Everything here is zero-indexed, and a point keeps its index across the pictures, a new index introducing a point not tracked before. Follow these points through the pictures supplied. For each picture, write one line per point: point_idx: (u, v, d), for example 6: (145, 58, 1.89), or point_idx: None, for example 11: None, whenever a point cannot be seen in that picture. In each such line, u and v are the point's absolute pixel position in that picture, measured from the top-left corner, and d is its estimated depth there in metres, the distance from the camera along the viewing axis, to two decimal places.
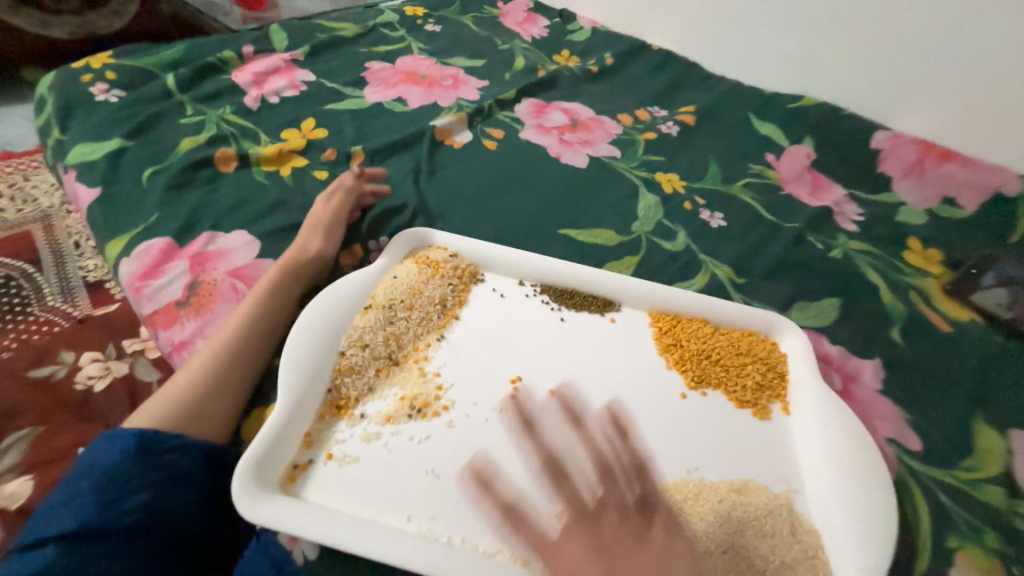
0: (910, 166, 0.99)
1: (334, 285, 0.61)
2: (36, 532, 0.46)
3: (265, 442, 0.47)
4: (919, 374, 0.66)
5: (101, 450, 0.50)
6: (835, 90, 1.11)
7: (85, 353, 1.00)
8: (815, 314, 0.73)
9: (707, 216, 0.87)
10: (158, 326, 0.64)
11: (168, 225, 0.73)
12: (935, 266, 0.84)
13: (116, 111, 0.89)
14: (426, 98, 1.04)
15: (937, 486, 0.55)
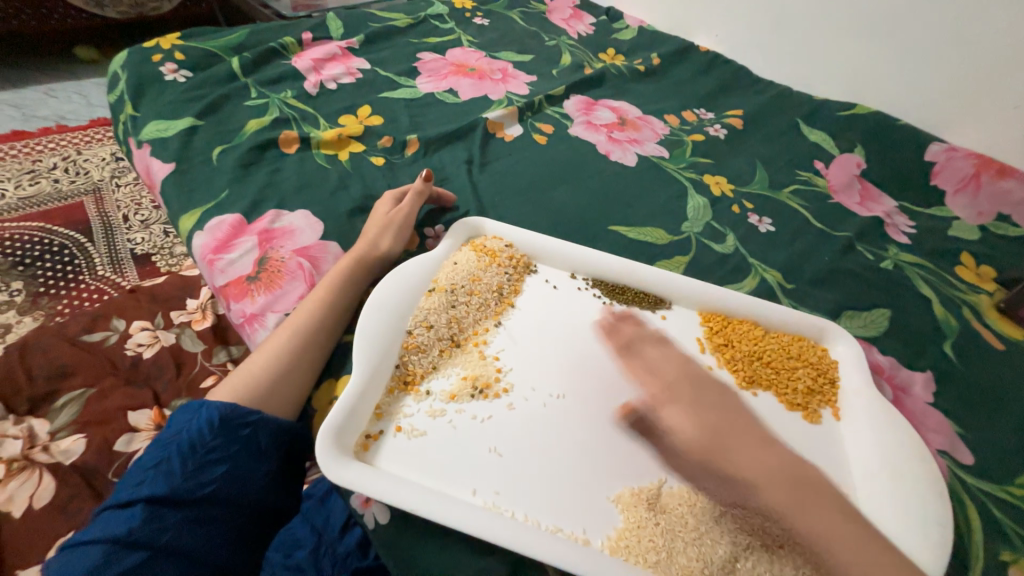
0: (965, 180, 0.97)
1: (401, 269, 0.64)
2: (125, 494, 0.49)
3: (344, 409, 0.50)
4: (971, 389, 0.66)
5: (187, 421, 0.54)
6: (889, 100, 1.09)
7: (135, 321, 1.02)
8: (864, 324, 0.73)
9: (755, 220, 0.87)
10: (229, 298, 0.67)
11: (238, 202, 0.76)
12: (989, 283, 0.83)
13: (184, 91, 0.93)
14: (477, 90, 1.05)
15: (990, 501, 0.55)
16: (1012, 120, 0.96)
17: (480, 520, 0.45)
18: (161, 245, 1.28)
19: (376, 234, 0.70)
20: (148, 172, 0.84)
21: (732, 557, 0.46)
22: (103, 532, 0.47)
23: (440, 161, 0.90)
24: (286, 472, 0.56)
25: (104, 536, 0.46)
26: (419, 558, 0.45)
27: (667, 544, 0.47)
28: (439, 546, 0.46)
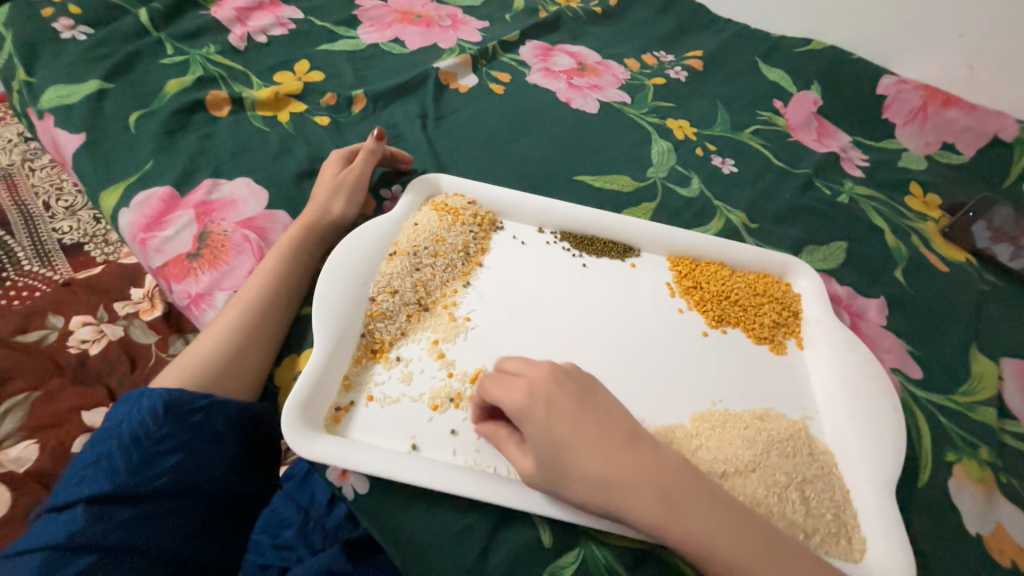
0: (914, 111, 0.99)
1: (357, 233, 0.60)
2: (64, 496, 0.45)
3: (308, 384, 0.48)
4: (920, 311, 0.70)
5: (128, 412, 0.49)
6: (844, 33, 1.08)
7: (75, 316, 0.93)
8: (824, 257, 0.75)
9: (718, 162, 0.87)
10: (170, 279, 0.61)
11: (167, 174, 0.69)
12: (935, 211, 0.87)
13: (87, 50, 0.81)
14: (425, 39, 0.97)
15: (937, 410, 0.59)
16: (957, 47, 0.97)
17: (461, 480, 0.45)
18: (91, 232, 1.16)
19: (327, 198, 0.64)
20: (55, 146, 0.74)
21: None
22: (42, 539, 0.43)
23: (391, 118, 0.83)
24: (249, 454, 0.53)
25: (44, 543, 0.42)
26: (404, 522, 0.44)
27: None
28: (423, 508, 0.45)
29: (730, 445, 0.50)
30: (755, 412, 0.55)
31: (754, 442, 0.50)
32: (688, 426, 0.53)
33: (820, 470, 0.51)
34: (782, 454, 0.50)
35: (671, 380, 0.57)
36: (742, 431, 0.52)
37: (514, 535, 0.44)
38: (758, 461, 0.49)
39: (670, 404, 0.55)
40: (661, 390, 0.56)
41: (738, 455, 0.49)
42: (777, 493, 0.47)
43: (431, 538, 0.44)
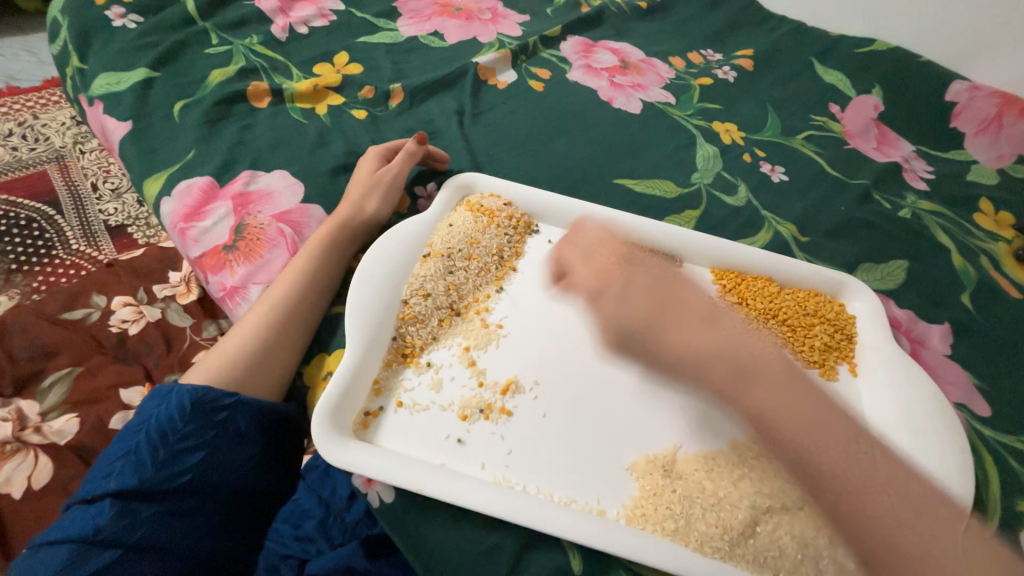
0: (987, 120, 0.91)
1: (391, 233, 0.59)
2: (92, 488, 0.46)
3: (339, 387, 0.47)
4: (989, 342, 0.64)
5: (157, 407, 0.50)
6: (911, 34, 1.00)
7: (117, 297, 0.96)
8: (881, 277, 0.70)
9: (767, 169, 0.82)
10: (206, 270, 0.62)
11: (208, 164, 0.69)
12: (1007, 230, 0.79)
13: (136, 38, 0.83)
14: (465, 33, 0.95)
15: (1006, 452, 0.54)
16: None
17: (489, 496, 0.43)
18: (135, 215, 1.19)
19: (361, 195, 0.63)
20: (104, 132, 0.76)
21: (752, 521, 0.44)
22: (69, 531, 0.43)
23: (428, 113, 0.82)
24: (273, 453, 0.53)
25: (72, 535, 0.43)
26: (428, 536, 0.43)
27: (684, 511, 0.45)
28: (449, 522, 0.44)
29: None
30: None
31: None
32: (730, 451, 0.49)
33: None
34: None
35: None
36: None
37: (541, 558, 0.43)
38: None
39: (714, 424, 0.50)
40: (703, 409, 0.51)
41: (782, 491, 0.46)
42: None
43: (456, 556, 0.42)
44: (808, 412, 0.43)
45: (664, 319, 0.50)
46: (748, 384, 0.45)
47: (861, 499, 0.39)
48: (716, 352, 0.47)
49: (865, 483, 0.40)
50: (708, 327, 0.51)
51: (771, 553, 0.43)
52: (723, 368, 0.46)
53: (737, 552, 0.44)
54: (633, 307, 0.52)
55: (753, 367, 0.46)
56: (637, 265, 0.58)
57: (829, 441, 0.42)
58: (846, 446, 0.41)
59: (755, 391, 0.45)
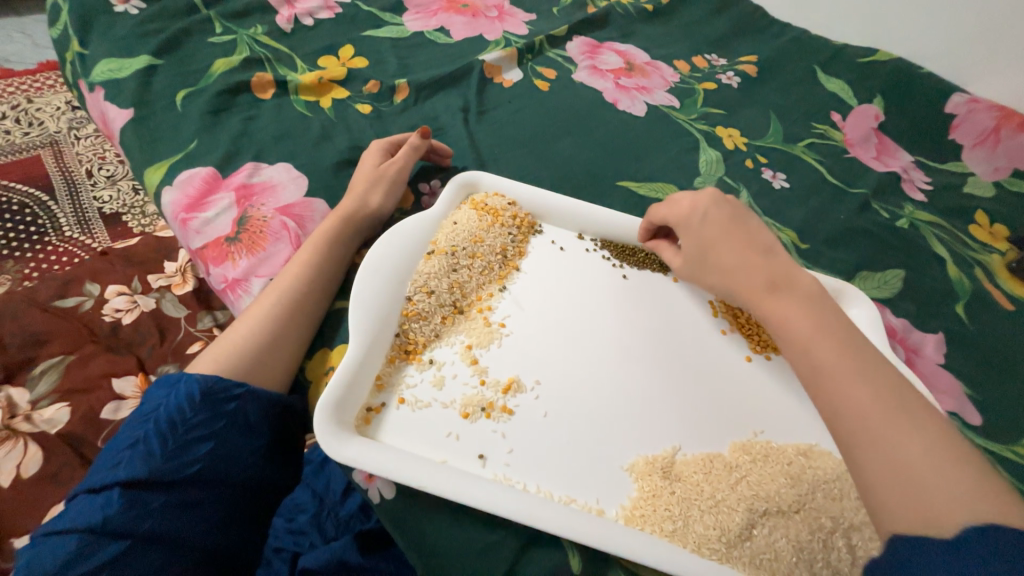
0: (984, 134, 0.92)
1: (396, 229, 0.59)
2: (98, 478, 0.45)
3: (342, 381, 0.47)
4: (982, 352, 0.65)
5: (165, 396, 0.49)
6: (913, 46, 1.01)
7: (111, 285, 0.95)
8: (878, 285, 0.71)
9: (769, 175, 0.83)
10: (208, 261, 0.61)
11: (211, 154, 0.68)
12: (1002, 243, 0.81)
13: (138, 25, 0.82)
14: (471, 29, 0.95)
15: (995, 461, 0.56)
16: None
17: (491, 493, 0.43)
18: (130, 203, 1.18)
19: (366, 190, 0.63)
20: (104, 119, 0.75)
21: (749, 524, 0.45)
22: (76, 521, 0.42)
23: (433, 110, 0.82)
24: (280, 446, 0.52)
25: (80, 524, 0.42)
26: (429, 533, 0.43)
27: (682, 512, 0.46)
28: (450, 520, 0.44)
29: (771, 482, 0.47)
30: (800, 447, 0.51)
31: (799, 481, 0.48)
32: (728, 456, 0.50)
33: None
34: (829, 497, 0.47)
35: (713, 406, 0.53)
36: (786, 468, 0.49)
37: (541, 557, 0.43)
38: (802, 502, 0.46)
39: (709, 431, 0.52)
40: (698, 415, 0.52)
41: (780, 494, 0.47)
42: (822, 538, 0.44)
43: (457, 553, 0.43)
44: (887, 384, 0.39)
45: (734, 254, 0.51)
46: (813, 342, 0.43)
47: (892, 463, 0.36)
48: (784, 305, 0.46)
49: (913, 459, 0.35)
50: (790, 283, 0.47)
51: (767, 556, 0.44)
52: (788, 320, 0.45)
53: (734, 554, 0.44)
54: (706, 242, 0.53)
55: (829, 325, 0.43)
56: (729, 207, 0.55)
57: (889, 413, 0.37)
58: (916, 425, 0.37)
59: (813, 349, 0.42)
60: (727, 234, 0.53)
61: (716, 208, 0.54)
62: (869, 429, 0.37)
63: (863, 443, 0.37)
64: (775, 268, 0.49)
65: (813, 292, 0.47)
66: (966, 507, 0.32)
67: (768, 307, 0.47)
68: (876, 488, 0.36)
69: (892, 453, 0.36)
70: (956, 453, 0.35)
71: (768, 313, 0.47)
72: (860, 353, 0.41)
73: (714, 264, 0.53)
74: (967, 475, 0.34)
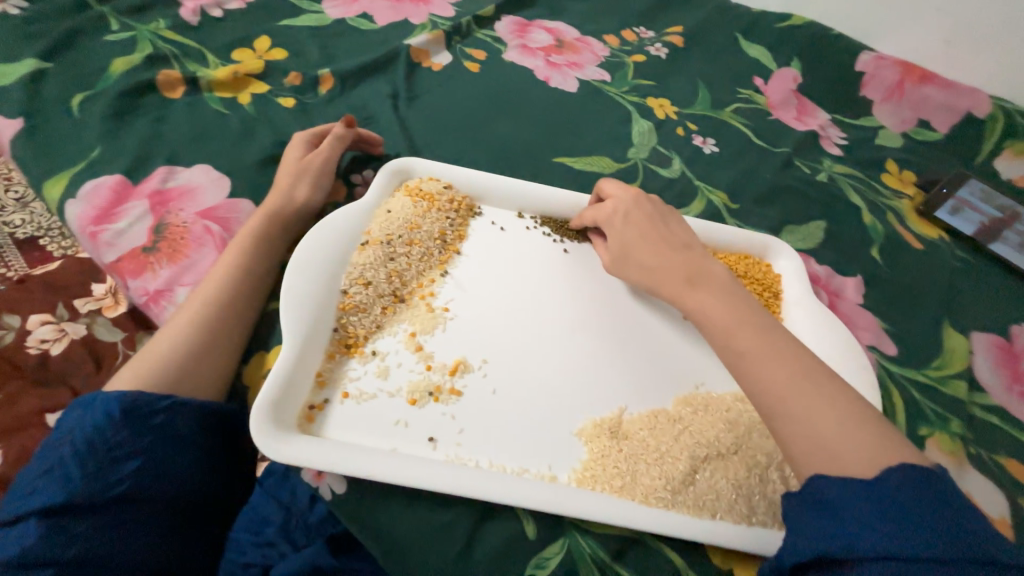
0: (891, 88, 0.98)
1: (325, 222, 0.57)
2: (13, 510, 0.42)
3: (278, 382, 0.46)
4: (895, 289, 0.71)
5: (81, 417, 0.46)
6: (823, 9, 1.06)
7: (32, 315, 0.87)
8: (803, 237, 0.75)
9: (699, 142, 0.86)
10: (125, 275, 0.57)
11: (117, 161, 0.64)
12: (911, 188, 0.87)
13: (20, 25, 0.74)
14: (395, 14, 0.92)
15: (911, 385, 0.61)
16: (934, 23, 0.96)
17: (442, 474, 0.44)
18: (47, 226, 1.03)
19: (290, 185, 0.61)
20: None
21: (692, 469, 0.47)
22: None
23: (361, 98, 0.79)
24: (219, 454, 0.51)
25: None
26: (384, 521, 0.43)
27: (630, 467, 0.47)
28: (403, 505, 0.44)
29: (711, 429, 0.50)
30: (737, 394, 0.54)
31: (735, 425, 0.51)
32: (671, 410, 0.52)
33: None
34: (764, 436, 0.50)
35: (655, 365, 0.56)
36: (724, 414, 0.52)
37: (497, 527, 0.44)
38: (740, 444, 0.49)
39: (652, 389, 0.54)
40: (642, 375, 0.54)
41: (719, 439, 0.49)
42: (757, 474, 0.48)
43: (412, 536, 0.43)
44: (796, 358, 0.41)
45: (655, 253, 0.54)
46: (732, 326, 0.44)
47: (809, 432, 0.37)
48: (701, 297, 0.48)
49: (827, 424, 0.37)
50: (704, 275, 0.51)
51: (709, 497, 0.46)
52: (708, 308, 0.47)
53: (679, 499, 0.46)
54: (631, 242, 0.57)
55: (742, 310, 0.45)
56: (650, 209, 0.59)
57: (803, 384, 0.39)
58: (827, 392, 0.38)
59: (731, 333, 0.44)
60: (648, 235, 0.56)
61: (636, 211, 0.58)
62: (786, 402, 0.39)
63: (784, 415, 0.39)
64: (691, 264, 0.52)
65: (725, 282, 0.50)
66: (868, 456, 0.34)
67: (688, 299, 0.49)
68: (793, 449, 0.38)
69: (808, 420, 0.37)
70: (860, 412, 0.37)
71: (690, 302, 0.49)
72: (769, 332, 0.43)
73: (639, 264, 0.55)
74: (872, 432, 0.36)
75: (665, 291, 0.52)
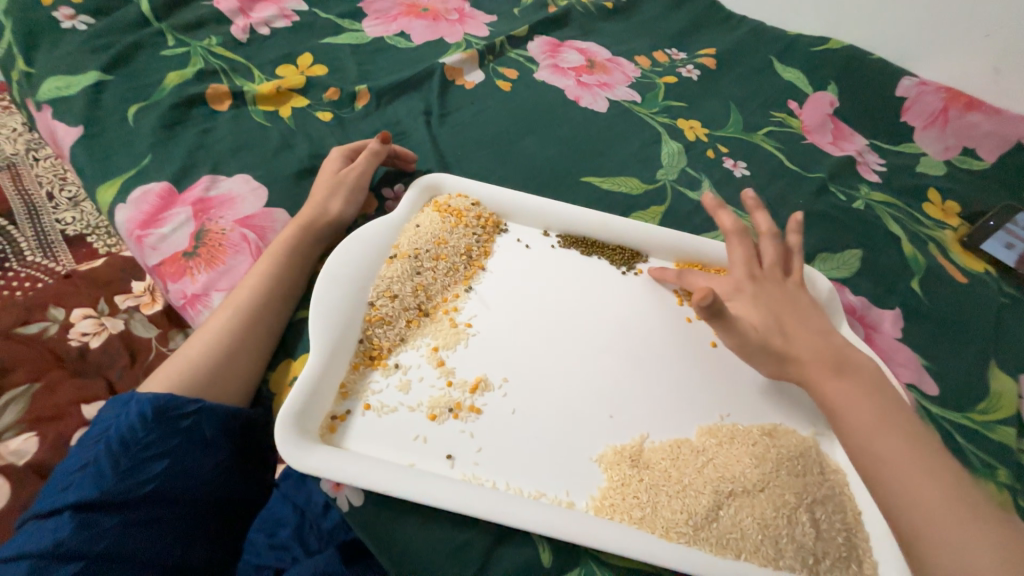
0: (934, 115, 0.95)
1: (357, 234, 0.59)
2: (48, 503, 0.44)
3: (305, 390, 0.47)
4: (936, 324, 0.67)
5: (117, 416, 0.48)
6: (864, 34, 1.03)
7: (76, 309, 0.91)
8: (837, 266, 0.73)
9: (730, 165, 0.85)
10: (166, 278, 0.60)
11: (166, 168, 0.67)
12: (954, 219, 0.83)
13: (88, 40, 0.80)
14: (431, 33, 0.95)
15: (954, 429, 0.57)
16: (981, 49, 0.92)
17: (459, 493, 0.43)
18: (95, 224, 1.09)
19: (324, 198, 0.63)
20: (54, 138, 0.73)
21: (716, 505, 0.46)
22: (26, 547, 0.42)
23: (394, 114, 0.81)
24: (241, 459, 0.52)
25: (30, 549, 0.41)
26: (399, 537, 0.43)
27: (650, 499, 0.46)
28: (419, 522, 0.43)
29: (738, 463, 0.48)
30: (765, 427, 0.52)
31: (764, 460, 0.48)
32: (695, 440, 0.51)
33: (830, 490, 0.48)
34: (792, 474, 0.48)
35: (674, 392, 0.54)
36: (751, 448, 0.49)
37: (512, 552, 0.43)
38: (768, 481, 0.47)
39: (677, 416, 0.52)
40: (666, 401, 0.53)
41: (746, 474, 0.47)
42: (786, 515, 0.45)
43: (428, 556, 0.42)
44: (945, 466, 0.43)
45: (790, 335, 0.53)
46: (872, 424, 0.46)
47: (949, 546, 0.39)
48: (845, 388, 0.48)
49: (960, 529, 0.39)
50: (848, 365, 0.50)
51: (734, 535, 0.45)
52: (846, 401, 0.48)
53: (701, 536, 0.44)
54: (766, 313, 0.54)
55: (881, 407, 0.47)
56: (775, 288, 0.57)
57: (918, 463, 0.43)
58: (959, 495, 0.41)
59: (871, 430, 0.45)
60: (779, 308, 0.55)
61: (769, 282, 0.57)
62: (934, 509, 0.40)
63: (878, 472, 0.44)
64: (835, 350, 0.51)
65: (871, 372, 0.50)
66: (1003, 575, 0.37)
67: (830, 387, 0.49)
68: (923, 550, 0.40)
69: (897, 481, 0.43)
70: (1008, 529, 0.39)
71: (828, 387, 0.49)
72: (905, 430, 0.45)
73: (760, 338, 0.52)
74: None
75: (805, 362, 0.51)
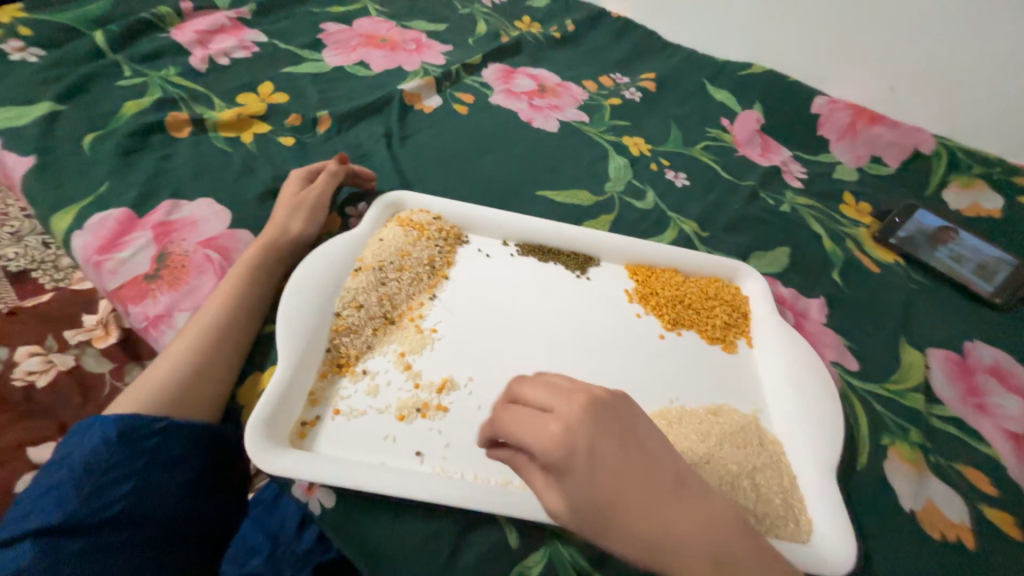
0: (844, 128, 1.07)
1: (321, 249, 0.61)
2: (9, 532, 0.44)
3: (272, 399, 0.48)
4: (855, 309, 0.76)
5: (80, 441, 0.48)
6: (781, 59, 1.16)
7: (21, 347, 0.87)
8: (769, 262, 0.81)
9: (672, 176, 0.93)
10: (126, 301, 0.60)
11: (124, 195, 0.68)
12: (867, 217, 0.94)
13: (41, 72, 0.80)
14: (390, 62, 1.00)
15: (874, 399, 0.64)
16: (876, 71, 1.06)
17: (427, 485, 0.46)
18: (42, 257, 1.03)
19: (285, 219, 0.65)
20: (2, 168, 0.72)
21: None
22: None
23: (356, 138, 0.85)
24: (210, 477, 0.51)
25: None
26: (371, 533, 0.44)
27: None
28: (391, 516, 0.45)
29: (686, 439, 0.52)
30: (709, 408, 0.58)
31: (708, 436, 0.53)
32: None
33: (768, 458, 0.54)
34: (734, 447, 0.53)
35: (625, 380, 0.59)
36: (698, 427, 0.54)
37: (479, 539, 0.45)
38: (711, 453, 0.52)
39: None
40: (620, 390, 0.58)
41: (694, 449, 0.52)
42: (729, 482, 0.50)
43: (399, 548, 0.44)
44: None
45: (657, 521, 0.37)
46: None
47: None
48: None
49: None
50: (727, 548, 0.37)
51: None
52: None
53: None
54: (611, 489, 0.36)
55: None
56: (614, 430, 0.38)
57: None
58: None
59: None
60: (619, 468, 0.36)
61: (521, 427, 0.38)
62: None
63: None
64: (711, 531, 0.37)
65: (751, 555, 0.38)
66: None
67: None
68: None
69: None
70: None
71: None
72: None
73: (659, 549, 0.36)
74: None
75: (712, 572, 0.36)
